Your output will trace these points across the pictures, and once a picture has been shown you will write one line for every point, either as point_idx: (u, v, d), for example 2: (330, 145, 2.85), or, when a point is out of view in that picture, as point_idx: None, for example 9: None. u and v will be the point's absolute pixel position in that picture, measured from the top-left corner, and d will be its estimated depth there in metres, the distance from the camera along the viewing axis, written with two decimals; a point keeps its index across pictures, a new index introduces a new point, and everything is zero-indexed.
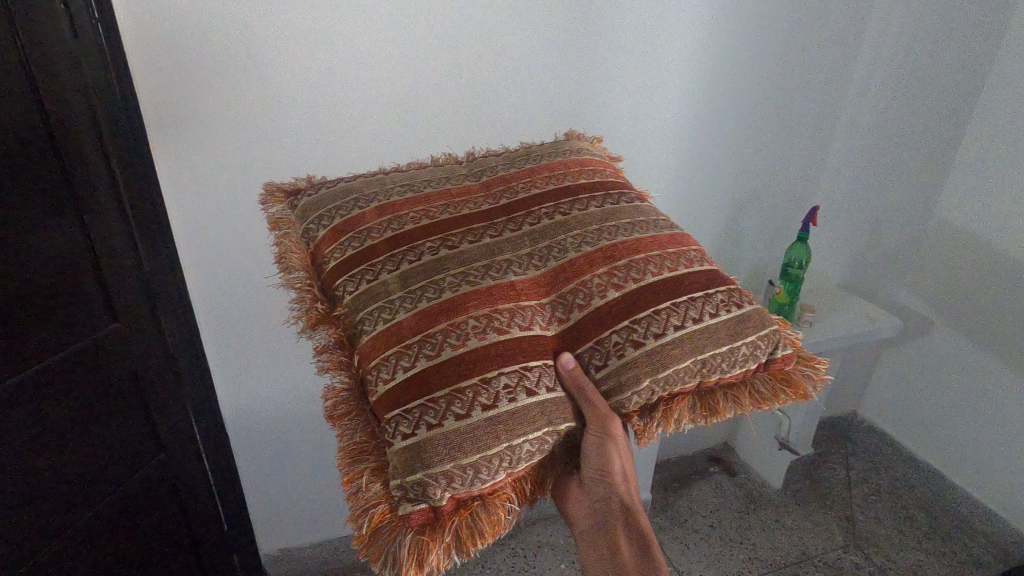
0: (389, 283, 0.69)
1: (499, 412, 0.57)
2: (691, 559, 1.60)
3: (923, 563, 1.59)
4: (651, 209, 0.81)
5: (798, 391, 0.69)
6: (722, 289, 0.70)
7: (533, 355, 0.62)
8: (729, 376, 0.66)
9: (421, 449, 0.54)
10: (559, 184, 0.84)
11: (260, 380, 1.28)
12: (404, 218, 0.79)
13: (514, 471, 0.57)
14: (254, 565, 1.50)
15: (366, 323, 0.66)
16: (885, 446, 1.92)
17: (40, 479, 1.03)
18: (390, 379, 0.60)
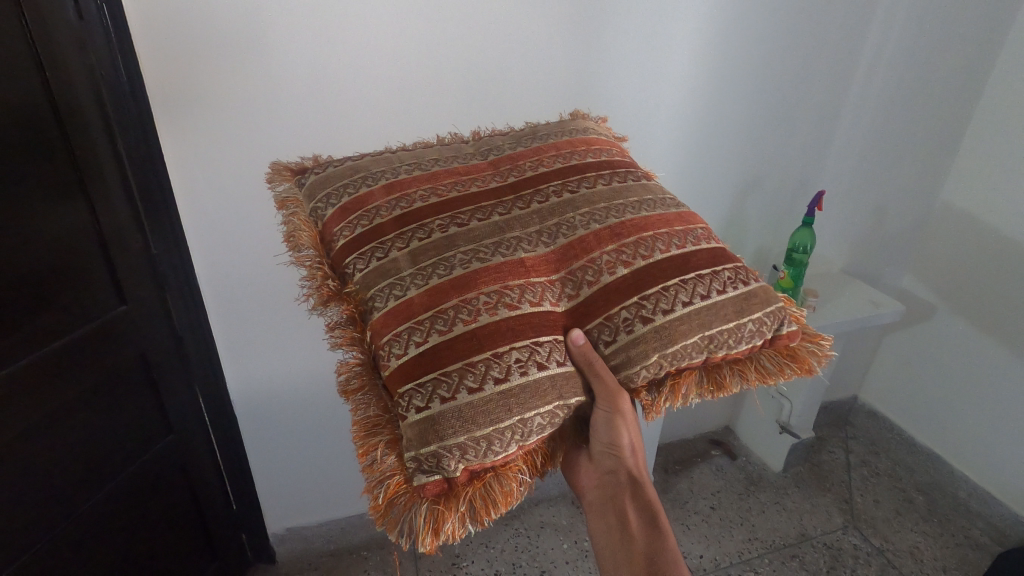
0: (399, 260, 0.70)
1: (511, 385, 0.58)
2: (691, 540, 1.62)
3: (921, 545, 1.62)
4: (658, 188, 0.81)
5: (803, 365, 0.70)
6: (730, 267, 0.71)
7: (544, 331, 0.63)
8: (736, 352, 0.67)
9: (435, 422, 0.55)
10: (566, 162, 0.84)
11: (267, 361, 1.30)
12: (412, 196, 0.79)
13: (526, 443, 0.58)
14: (262, 543, 1.52)
15: (378, 298, 0.67)
16: (885, 429, 1.93)
17: (57, 460, 1.04)
18: (403, 353, 0.60)
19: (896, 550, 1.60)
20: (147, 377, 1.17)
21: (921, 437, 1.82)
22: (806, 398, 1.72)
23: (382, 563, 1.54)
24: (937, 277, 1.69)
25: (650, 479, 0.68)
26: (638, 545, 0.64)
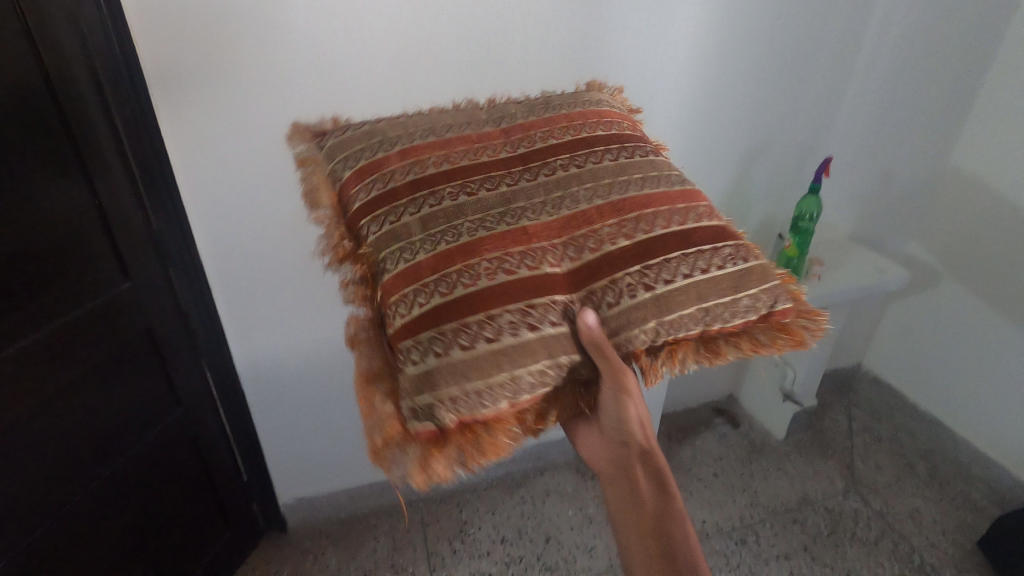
0: (408, 224, 0.69)
1: (505, 348, 0.59)
2: (694, 505, 1.65)
3: (921, 508, 1.64)
4: (668, 163, 0.79)
5: (797, 340, 0.68)
6: (730, 243, 0.70)
7: (541, 293, 0.63)
8: (730, 325, 0.67)
9: (430, 377, 0.57)
10: (577, 133, 0.82)
11: (272, 336, 1.31)
12: (426, 161, 0.78)
13: (518, 402, 0.59)
14: (273, 512, 1.55)
15: (392, 259, 0.67)
16: (888, 395, 1.94)
17: (68, 435, 1.06)
18: (407, 314, 0.61)
19: (896, 514, 1.62)
20: (154, 352, 1.18)
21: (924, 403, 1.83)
22: (810, 367, 1.73)
23: (392, 531, 1.58)
24: (945, 244, 1.67)
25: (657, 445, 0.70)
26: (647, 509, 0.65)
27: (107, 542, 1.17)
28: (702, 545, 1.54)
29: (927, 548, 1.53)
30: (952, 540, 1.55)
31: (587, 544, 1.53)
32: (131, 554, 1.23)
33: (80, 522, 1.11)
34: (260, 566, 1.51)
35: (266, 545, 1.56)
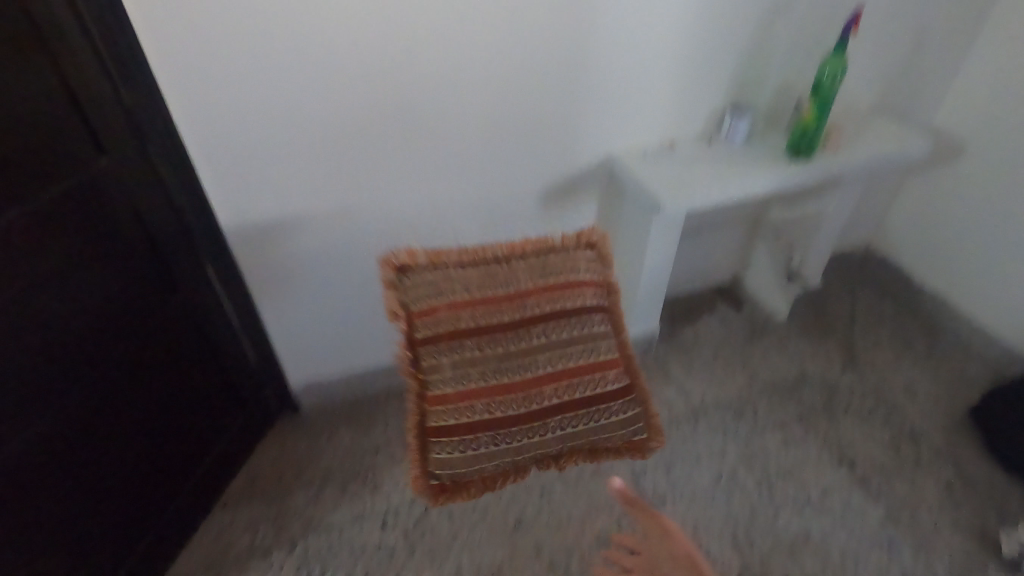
0: (445, 365, 0.98)
1: (490, 466, 0.92)
2: (695, 383, 1.69)
3: (916, 380, 1.68)
4: (614, 339, 1.03)
5: (640, 451, 0.99)
6: (620, 400, 0.99)
7: (508, 427, 0.94)
8: (577, 411, 0.96)
9: (443, 488, 0.91)
10: (572, 306, 1.04)
11: (268, 218, 1.26)
12: (462, 316, 1.01)
13: (492, 485, 0.93)
14: (285, 395, 1.58)
15: (440, 381, 0.97)
16: (894, 275, 1.93)
17: (65, 326, 1.00)
18: (443, 420, 0.94)
19: (891, 387, 1.66)
20: (146, 237, 1.11)
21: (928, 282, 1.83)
22: None
23: (401, 410, 1.64)
24: (977, 116, 1.58)
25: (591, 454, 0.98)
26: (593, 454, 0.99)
27: (126, 426, 1.17)
28: (701, 418, 1.59)
29: (920, 418, 1.58)
30: (944, 410, 1.60)
31: None
32: (151, 439, 1.23)
33: (89, 414, 1.08)
34: (276, 442, 1.56)
35: (280, 423, 1.61)
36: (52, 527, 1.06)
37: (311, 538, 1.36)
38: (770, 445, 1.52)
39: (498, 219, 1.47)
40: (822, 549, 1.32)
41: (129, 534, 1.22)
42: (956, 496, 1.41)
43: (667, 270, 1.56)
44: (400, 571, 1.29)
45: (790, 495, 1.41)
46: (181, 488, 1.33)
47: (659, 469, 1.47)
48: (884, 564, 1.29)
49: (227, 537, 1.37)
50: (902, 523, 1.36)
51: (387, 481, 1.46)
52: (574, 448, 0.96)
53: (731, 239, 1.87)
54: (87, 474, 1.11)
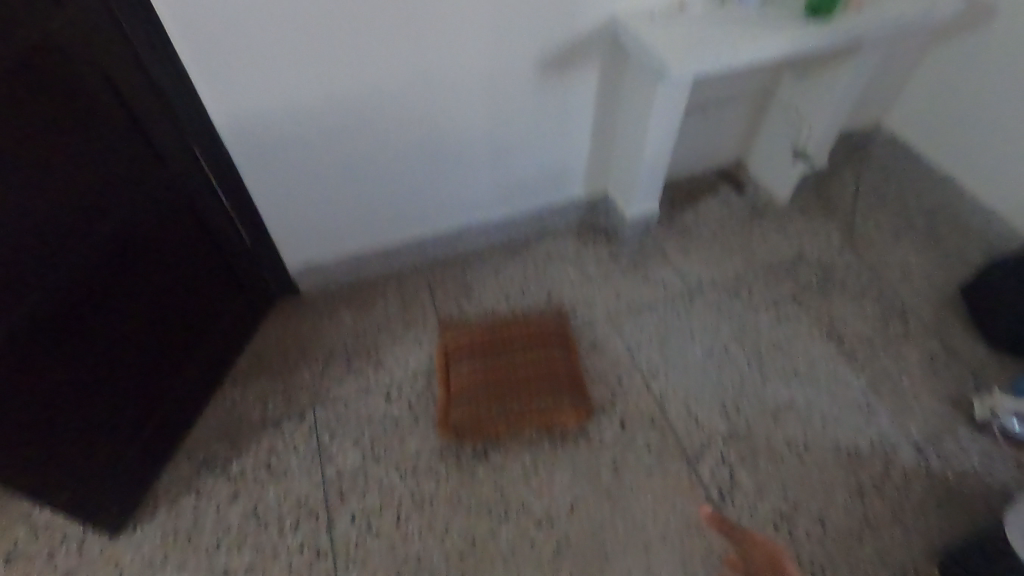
0: (459, 370, 1.42)
1: (477, 419, 1.34)
2: (692, 264, 1.70)
3: (912, 260, 1.68)
4: (566, 355, 1.44)
5: (577, 416, 1.34)
6: (565, 404, 1.35)
7: (491, 380, 1.40)
8: (529, 414, 1.34)
9: (447, 433, 1.34)
10: (542, 332, 1.48)
11: (251, 90, 1.19)
12: (471, 349, 1.45)
13: (478, 449, 1.33)
14: (284, 277, 1.57)
15: (456, 378, 1.41)
16: (902, 156, 1.87)
17: (51, 197, 0.97)
18: (456, 372, 1.42)
19: (886, 267, 1.67)
20: (117, 102, 1.05)
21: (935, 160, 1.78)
22: (831, 117, 1.63)
23: (400, 291, 1.65)
24: None
25: (543, 415, 1.34)
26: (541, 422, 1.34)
27: (124, 302, 1.15)
28: (696, 297, 1.62)
29: (910, 296, 1.61)
30: (935, 288, 1.62)
31: (586, 300, 1.62)
32: (152, 315, 1.23)
33: (92, 289, 1.08)
34: (279, 322, 1.58)
35: (281, 305, 1.62)
36: (68, 400, 1.07)
37: (318, 409, 1.42)
38: (761, 322, 1.56)
39: (495, 91, 1.39)
40: (806, 414, 1.38)
41: (144, 408, 1.25)
42: (938, 367, 1.46)
43: (668, 142, 1.51)
44: (405, 437, 1.36)
45: (779, 366, 1.47)
46: (187, 365, 1.34)
47: (653, 345, 1.52)
48: (863, 425, 1.36)
49: (238, 409, 1.42)
50: (885, 390, 1.42)
51: (390, 357, 1.51)
52: (531, 410, 1.34)
53: (739, 114, 1.79)
54: (94, 349, 1.11)
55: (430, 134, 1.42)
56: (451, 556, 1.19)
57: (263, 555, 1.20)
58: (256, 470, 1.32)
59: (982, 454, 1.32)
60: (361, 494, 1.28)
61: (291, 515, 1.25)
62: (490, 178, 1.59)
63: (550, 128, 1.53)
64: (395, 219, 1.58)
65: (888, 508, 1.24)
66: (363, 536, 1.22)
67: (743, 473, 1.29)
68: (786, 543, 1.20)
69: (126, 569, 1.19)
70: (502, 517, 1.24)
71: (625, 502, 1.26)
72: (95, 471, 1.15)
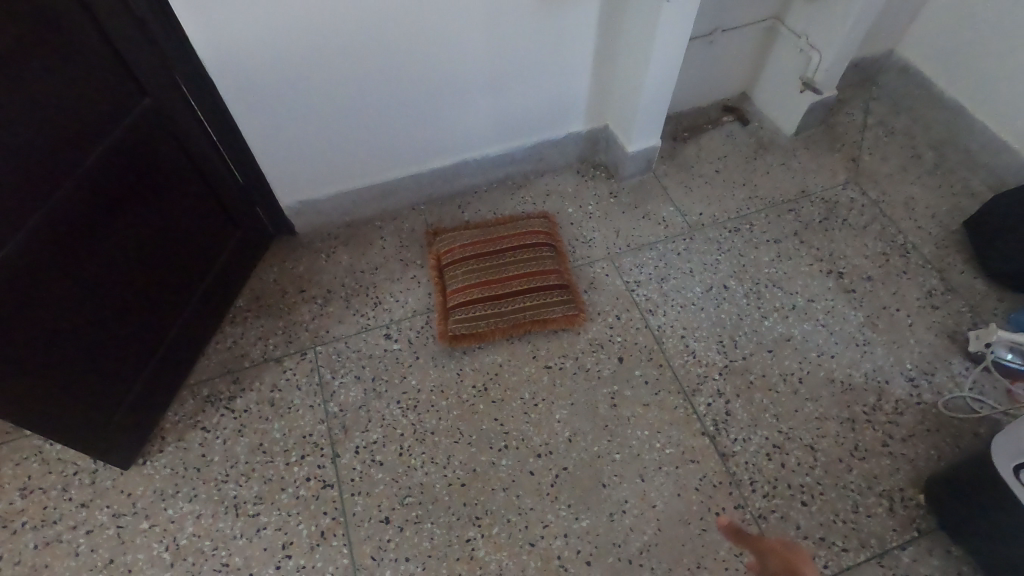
0: (456, 282, 1.49)
1: (478, 325, 1.41)
2: (693, 200, 1.67)
3: (917, 196, 1.66)
4: (558, 264, 1.52)
5: (572, 320, 1.42)
6: (560, 306, 1.43)
7: (488, 290, 1.46)
8: (527, 318, 1.42)
9: (450, 339, 1.40)
10: (534, 244, 1.55)
11: (232, 16, 1.13)
12: (467, 262, 1.52)
13: (479, 352, 1.40)
14: (279, 216, 1.56)
15: (453, 289, 1.47)
16: (914, 86, 1.81)
17: (35, 132, 0.94)
18: (454, 285, 1.48)
19: (891, 203, 1.65)
20: (93, 25, 0.99)
21: (946, 90, 1.72)
22: (840, 46, 1.55)
23: (397, 231, 1.63)
24: None
25: (541, 319, 1.42)
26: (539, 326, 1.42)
27: (119, 238, 1.14)
28: (697, 234, 1.60)
29: (913, 231, 1.59)
30: (938, 222, 1.60)
31: (585, 238, 1.60)
32: (147, 252, 1.21)
33: (87, 230, 1.06)
34: (276, 263, 1.57)
35: (278, 246, 1.60)
36: (71, 337, 1.07)
37: (320, 347, 1.43)
38: (762, 258, 1.55)
39: (495, 17, 1.32)
40: (803, 348, 1.39)
41: (146, 346, 1.25)
42: (936, 301, 1.46)
43: (673, 71, 1.45)
44: (406, 373, 1.38)
45: (778, 302, 1.47)
46: (187, 302, 1.35)
47: (653, 282, 1.51)
48: (859, 359, 1.38)
49: (240, 347, 1.43)
50: (882, 325, 1.43)
51: (388, 296, 1.51)
52: (529, 315, 1.42)
53: (746, 41, 1.72)
54: (92, 286, 1.09)
55: (427, 65, 1.36)
56: (453, 484, 1.23)
57: (272, 486, 1.24)
58: (261, 406, 1.34)
59: (974, 385, 1.34)
60: (364, 428, 1.31)
61: (297, 448, 1.28)
62: (488, 111, 1.53)
63: (550, 56, 1.46)
64: (392, 155, 1.54)
65: (880, 437, 1.27)
66: (368, 467, 1.26)
67: (739, 405, 1.32)
68: (780, 470, 1.23)
69: (140, 501, 1.22)
70: (503, 448, 1.27)
71: (623, 433, 1.28)
72: (105, 409, 1.16)
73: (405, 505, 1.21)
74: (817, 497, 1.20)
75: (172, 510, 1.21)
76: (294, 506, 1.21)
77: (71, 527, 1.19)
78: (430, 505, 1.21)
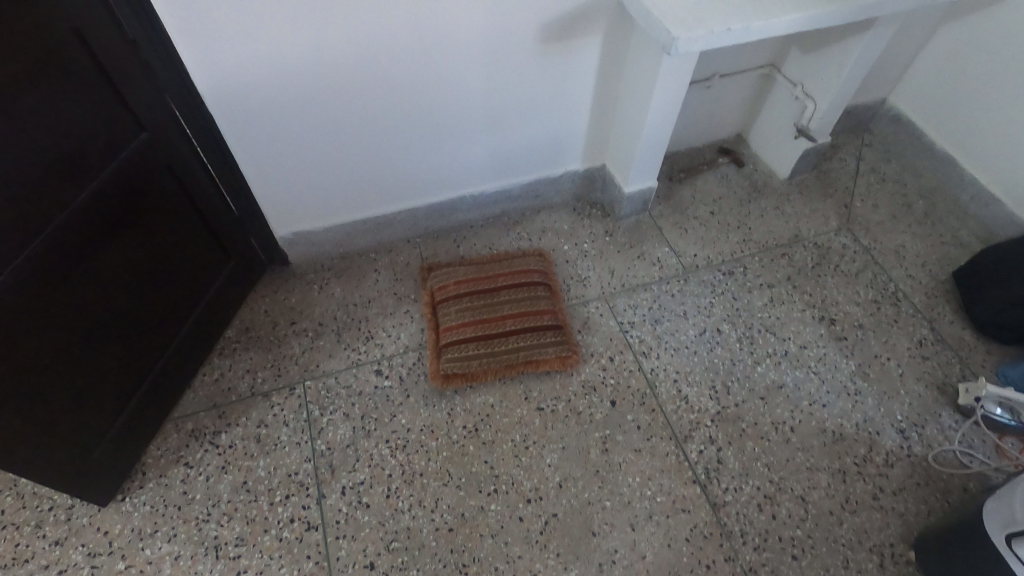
0: (449, 318, 1.48)
1: (471, 364, 1.40)
2: (688, 242, 1.68)
3: (908, 244, 1.68)
4: (552, 305, 1.51)
5: (566, 363, 1.41)
6: (554, 349, 1.43)
7: (482, 329, 1.46)
8: (520, 360, 1.41)
9: (441, 376, 1.39)
10: (528, 282, 1.54)
11: (234, 55, 1.13)
12: (460, 299, 1.51)
13: (471, 391, 1.39)
14: (272, 246, 1.55)
15: (447, 326, 1.47)
16: (905, 134, 1.84)
17: (32, 169, 0.93)
18: (447, 322, 1.47)
19: (882, 250, 1.67)
20: (90, 59, 0.98)
21: (938, 140, 1.75)
22: (834, 96, 1.57)
23: (392, 264, 1.63)
24: None
25: (535, 362, 1.41)
26: (532, 368, 1.41)
27: (106, 271, 1.11)
28: (691, 276, 1.61)
29: (904, 279, 1.61)
30: (928, 271, 1.62)
31: (580, 276, 1.60)
32: (135, 284, 1.19)
33: (77, 265, 1.05)
34: (268, 294, 1.56)
35: (270, 276, 1.59)
36: (53, 373, 1.03)
37: (309, 382, 1.41)
38: (755, 302, 1.55)
39: (496, 59, 1.33)
40: (795, 396, 1.39)
41: (132, 379, 1.23)
42: (927, 351, 1.47)
43: (671, 115, 1.46)
44: (397, 412, 1.36)
45: (770, 348, 1.47)
46: (174, 334, 1.32)
47: (647, 324, 1.51)
48: (850, 409, 1.38)
49: (227, 380, 1.41)
50: (873, 374, 1.43)
51: (381, 331, 1.49)
52: (523, 357, 1.41)
53: (743, 85, 1.74)
54: (75, 319, 1.06)
55: (427, 102, 1.36)
56: (441, 530, 1.21)
57: (254, 527, 1.21)
58: (246, 443, 1.31)
59: (964, 439, 1.34)
60: (351, 468, 1.28)
61: (281, 488, 1.25)
62: (487, 145, 1.53)
63: (550, 96, 1.47)
64: (389, 188, 1.53)
65: (871, 490, 1.27)
66: (354, 510, 1.23)
67: (730, 454, 1.31)
68: (770, 522, 1.22)
69: (117, 540, 1.19)
70: (492, 493, 1.25)
71: (615, 480, 1.27)
72: (84, 446, 1.12)
73: (392, 551, 1.18)
74: (808, 551, 1.19)
75: (149, 550, 1.18)
76: (276, 549, 1.18)
77: (43, 567, 1.15)
78: (417, 551, 1.18)
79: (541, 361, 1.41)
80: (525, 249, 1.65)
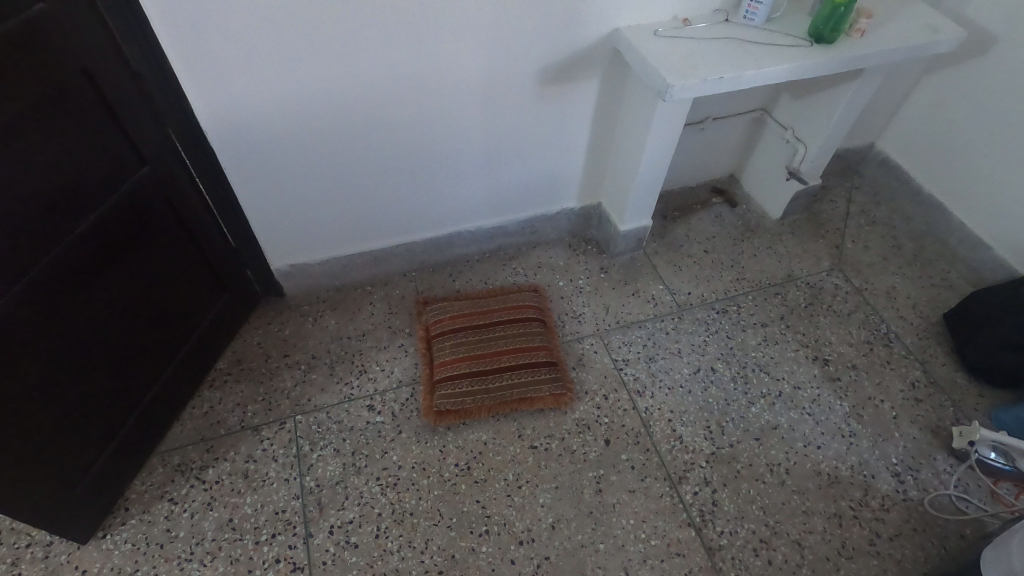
0: (444, 353, 1.47)
1: (465, 401, 1.39)
2: (682, 279, 1.69)
3: (898, 286, 1.70)
4: (546, 342, 1.51)
5: (561, 401, 1.41)
6: (549, 388, 1.42)
7: (477, 365, 1.45)
8: (515, 397, 1.40)
9: (435, 412, 1.38)
10: (523, 318, 1.55)
11: (239, 91, 1.15)
12: (455, 334, 1.51)
13: (464, 429, 1.38)
14: (268, 279, 1.55)
15: (442, 361, 1.46)
16: (893, 177, 1.88)
17: (32, 200, 0.93)
18: (442, 357, 1.47)
19: (873, 291, 1.69)
20: (96, 95, 1.00)
21: (925, 183, 1.79)
22: (823, 141, 1.61)
23: (388, 297, 1.63)
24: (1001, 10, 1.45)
25: (529, 400, 1.40)
26: (526, 406, 1.40)
27: (99, 302, 1.11)
28: (686, 314, 1.61)
29: (895, 320, 1.62)
30: (919, 313, 1.64)
31: (575, 312, 1.61)
32: (128, 315, 1.18)
33: (69, 296, 1.04)
34: (262, 325, 1.56)
35: (265, 307, 1.59)
36: (40, 405, 1.02)
37: (300, 417, 1.39)
38: (749, 341, 1.56)
39: (495, 102, 1.36)
40: (789, 437, 1.39)
41: (121, 411, 1.21)
42: (920, 394, 1.48)
43: (666, 156, 1.49)
44: (388, 448, 1.34)
45: (764, 389, 1.47)
46: (164, 366, 1.31)
47: (641, 362, 1.51)
48: (844, 451, 1.37)
49: (217, 414, 1.39)
50: (868, 416, 1.43)
51: (374, 365, 1.49)
52: (517, 394, 1.41)
53: (735, 128, 1.79)
54: (63, 352, 1.05)
55: (426, 141, 1.39)
56: (430, 573, 1.18)
57: (238, 567, 1.17)
58: (234, 478, 1.29)
59: (959, 484, 1.34)
60: (341, 506, 1.26)
61: (268, 526, 1.23)
62: (485, 184, 1.56)
63: (548, 136, 1.50)
64: (388, 222, 1.55)
65: (867, 535, 1.25)
66: (342, 550, 1.20)
67: (725, 496, 1.29)
68: (767, 568, 1.20)
69: None
70: (484, 534, 1.23)
71: (608, 521, 1.25)
72: (68, 481, 1.10)
73: None
74: None
75: None
76: None
77: None
78: None
79: (536, 399, 1.40)
80: (520, 285, 1.66)
